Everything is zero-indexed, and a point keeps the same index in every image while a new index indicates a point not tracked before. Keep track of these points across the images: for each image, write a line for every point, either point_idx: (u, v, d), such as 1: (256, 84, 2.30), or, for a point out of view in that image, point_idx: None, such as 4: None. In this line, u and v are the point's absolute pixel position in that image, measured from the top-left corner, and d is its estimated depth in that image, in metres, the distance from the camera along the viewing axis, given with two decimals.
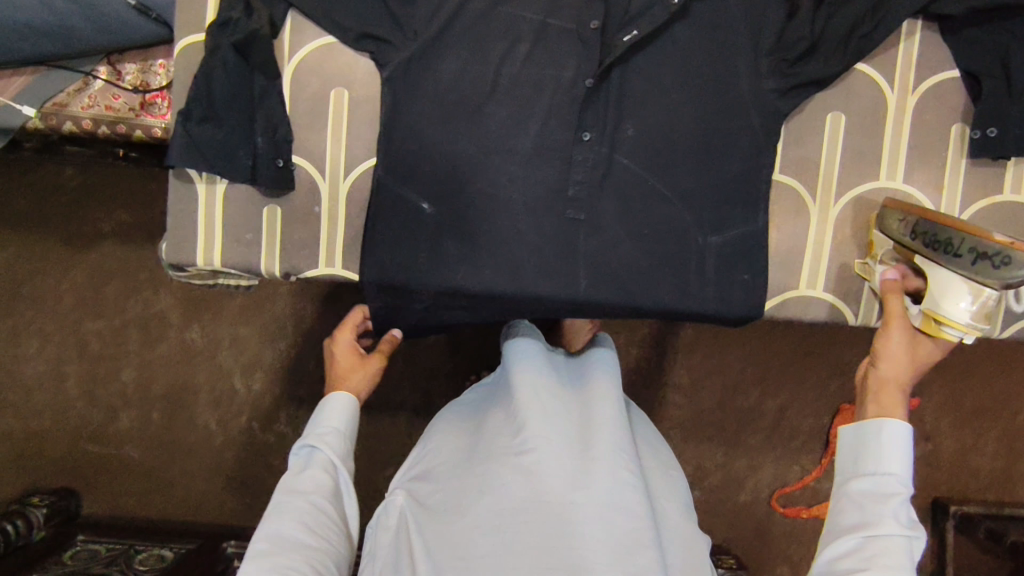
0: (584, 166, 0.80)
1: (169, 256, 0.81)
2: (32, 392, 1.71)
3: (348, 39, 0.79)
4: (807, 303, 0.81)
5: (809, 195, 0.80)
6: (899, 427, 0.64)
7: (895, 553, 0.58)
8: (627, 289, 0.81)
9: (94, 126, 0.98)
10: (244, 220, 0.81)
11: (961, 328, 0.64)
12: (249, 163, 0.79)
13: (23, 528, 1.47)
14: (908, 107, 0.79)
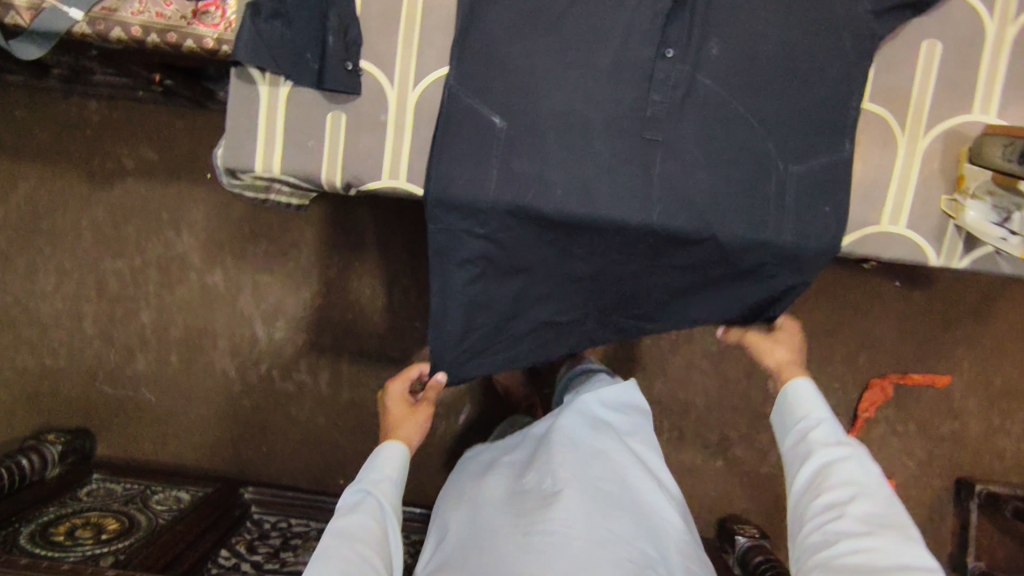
0: (665, 85, 0.76)
1: (226, 160, 0.78)
2: (47, 330, 1.67)
3: None
4: (888, 239, 0.78)
5: (897, 126, 0.77)
6: (793, 388, 0.86)
7: (828, 469, 0.76)
8: (702, 216, 0.77)
9: (144, 34, 0.93)
10: (307, 125, 0.77)
11: None
12: (318, 66, 0.75)
13: (38, 463, 1.44)
14: (1008, 38, 0.76)
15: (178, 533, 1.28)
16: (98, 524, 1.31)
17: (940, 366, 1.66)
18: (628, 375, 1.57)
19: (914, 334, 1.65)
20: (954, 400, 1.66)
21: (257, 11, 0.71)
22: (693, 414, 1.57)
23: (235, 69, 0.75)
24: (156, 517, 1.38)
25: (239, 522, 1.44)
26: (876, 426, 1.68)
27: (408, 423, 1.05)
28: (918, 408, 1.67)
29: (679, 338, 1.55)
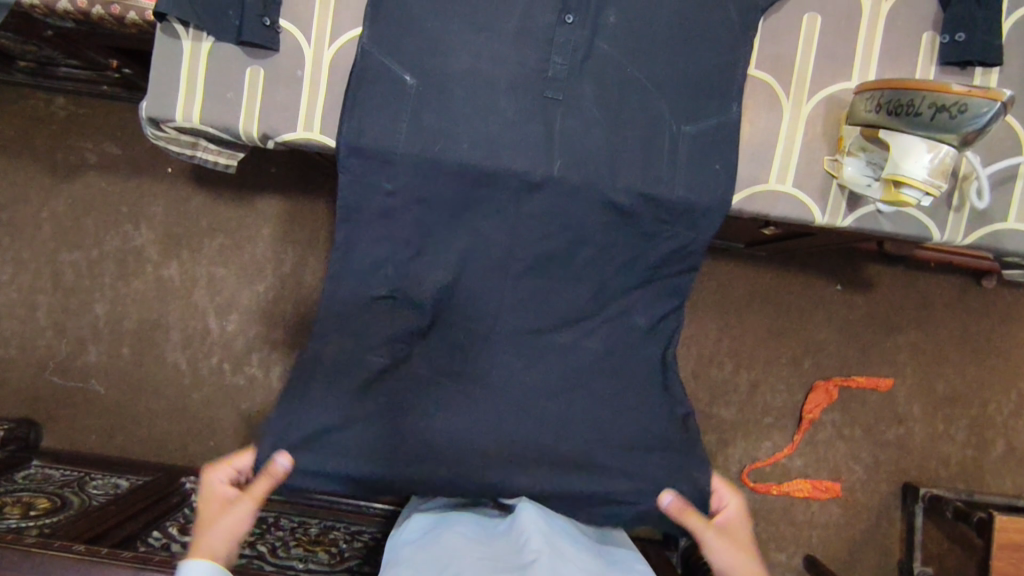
0: (565, 48, 0.81)
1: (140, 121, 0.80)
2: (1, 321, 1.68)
3: None
4: (776, 198, 0.83)
5: (783, 92, 0.83)
6: None
7: None
8: (599, 172, 0.82)
9: (89, 6, 1.00)
10: (227, 79, 0.82)
11: (920, 186, 0.67)
12: (237, 23, 0.80)
13: None
14: (882, 12, 0.82)
15: (108, 513, 1.27)
16: (29, 503, 1.30)
17: (883, 370, 1.66)
18: None
19: (856, 337, 1.66)
20: (898, 405, 1.66)
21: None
22: None
23: (161, 24, 0.81)
24: (90, 499, 1.37)
25: (176, 508, 1.42)
26: (822, 429, 1.66)
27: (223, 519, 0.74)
28: (862, 413, 1.66)
29: None
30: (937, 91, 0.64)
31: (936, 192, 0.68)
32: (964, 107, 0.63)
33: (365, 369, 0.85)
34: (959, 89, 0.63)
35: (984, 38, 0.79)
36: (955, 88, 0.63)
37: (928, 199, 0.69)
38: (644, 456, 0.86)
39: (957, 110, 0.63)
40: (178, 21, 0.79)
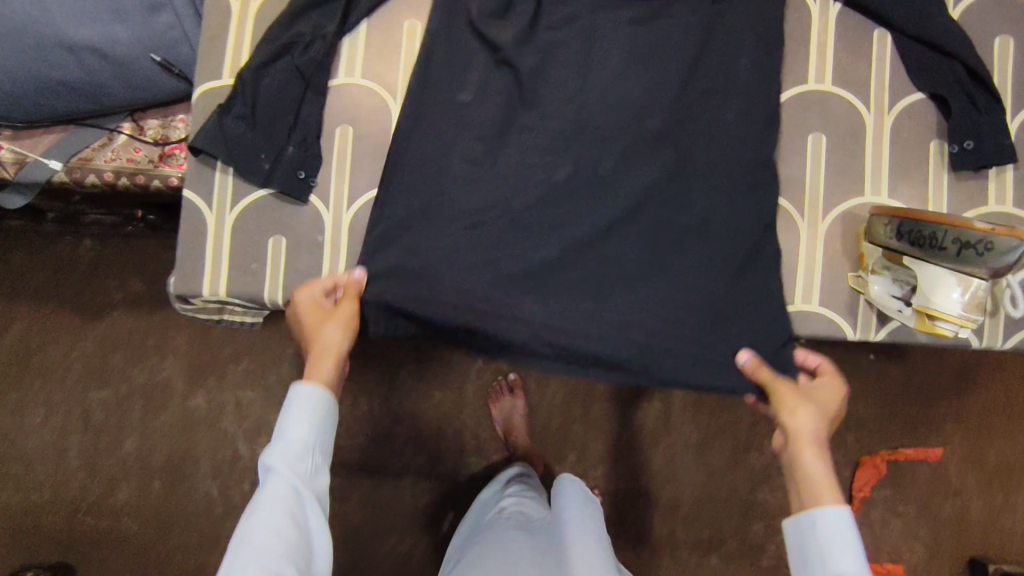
0: None
1: (273, 458, 0.65)
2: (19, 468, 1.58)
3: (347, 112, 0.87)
4: (804, 317, 0.81)
5: (798, 213, 0.82)
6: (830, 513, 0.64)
7: None
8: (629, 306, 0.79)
9: (116, 177, 1.03)
10: (251, 250, 0.84)
11: (955, 321, 0.66)
12: (267, 166, 0.83)
13: None
14: (887, 125, 0.83)
15: None
16: None
17: (930, 440, 1.48)
18: (613, 470, 1.49)
19: (899, 409, 1.49)
20: (951, 477, 1.48)
21: (229, 109, 0.83)
22: (681, 507, 1.48)
23: (190, 164, 0.85)
24: None
25: None
26: (873, 508, 1.48)
27: (328, 329, 0.74)
28: (914, 488, 1.48)
29: (657, 431, 1.50)
30: (961, 227, 0.63)
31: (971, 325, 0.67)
32: (989, 245, 0.61)
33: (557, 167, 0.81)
34: (982, 227, 0.61)
35: (995, 148, 0.79)
36: (980, 226, 0.61)
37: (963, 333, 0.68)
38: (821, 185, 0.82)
39: (983, 248, 0.62)
40: (212, 154, 0.83)
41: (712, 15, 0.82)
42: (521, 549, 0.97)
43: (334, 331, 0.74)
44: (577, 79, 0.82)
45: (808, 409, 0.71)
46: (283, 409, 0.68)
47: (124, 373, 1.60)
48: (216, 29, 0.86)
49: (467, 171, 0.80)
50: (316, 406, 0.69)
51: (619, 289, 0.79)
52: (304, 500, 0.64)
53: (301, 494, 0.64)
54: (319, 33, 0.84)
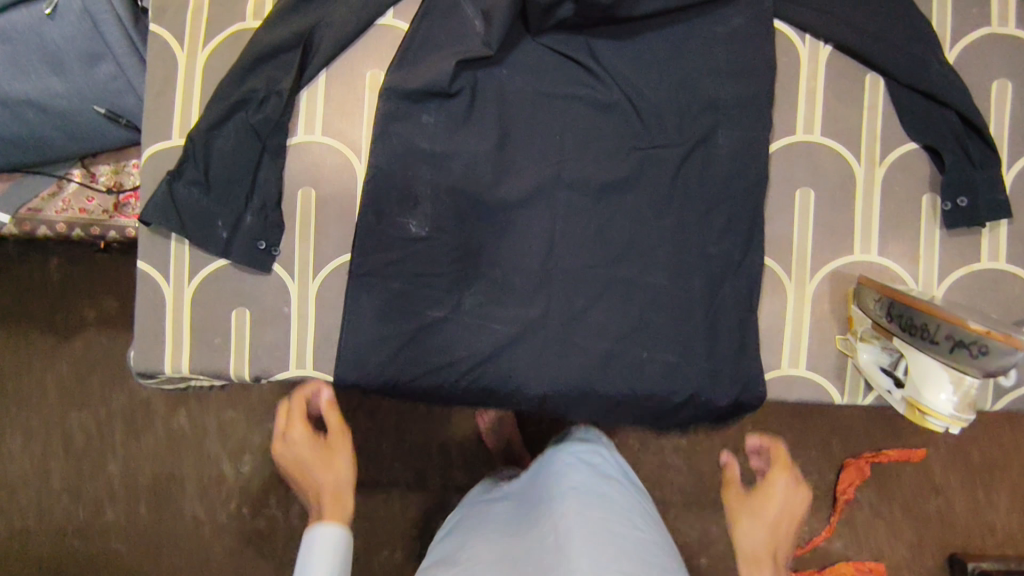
0: (558, 252, 0.79)
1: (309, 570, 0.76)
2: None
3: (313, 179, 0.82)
4: (791, 381, 0.79)
5: (785, 274, 0.80)
6: None
7: None
8: (610, 373, 0.79)
9: (69, 228, 0.98)
10: (212, 325, 0.80)
11: (945, 418, 0.63)
12: (225, 236, 0.78)
13: None
14: (877, 177, 0.79)
15: None
16: None
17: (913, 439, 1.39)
18: None
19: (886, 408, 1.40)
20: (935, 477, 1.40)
21: (179, 176, 0.77)
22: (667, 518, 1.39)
23: (144, 234, 0.80)
24: None
25: None
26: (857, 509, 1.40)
27: (340, 457, 0.87)
28: (901, 489, 1.39)
29: (645, 436, 1.36)
30: (954, 323, 0.60)
31: (963, 423, 0.63)
32: (984, 348, 0.58)
33: (534, 239, 0.79)
34: (976, 327, 0.58)
35: (988, 204, 0.76)
36: (973, 326, 0.58)
37: (955, 429, 0.64)
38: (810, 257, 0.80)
39: (976, 349, 0.59)
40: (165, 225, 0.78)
41: (697, 69, 0.79)
42: (531, 524, 0.77)
43: (346, 462, 0.87)
44: (556, 139, 0.80)
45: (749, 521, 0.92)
46: (305, 553, 0.78)
47: (100, 394, 1.40)
48: (161, 87, 0.80)
49: (451, 241, 0.79)
50: (334, 545, 0.78)
51: (606, 363, 0.79)
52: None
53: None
54: (273, 89, 0.78)
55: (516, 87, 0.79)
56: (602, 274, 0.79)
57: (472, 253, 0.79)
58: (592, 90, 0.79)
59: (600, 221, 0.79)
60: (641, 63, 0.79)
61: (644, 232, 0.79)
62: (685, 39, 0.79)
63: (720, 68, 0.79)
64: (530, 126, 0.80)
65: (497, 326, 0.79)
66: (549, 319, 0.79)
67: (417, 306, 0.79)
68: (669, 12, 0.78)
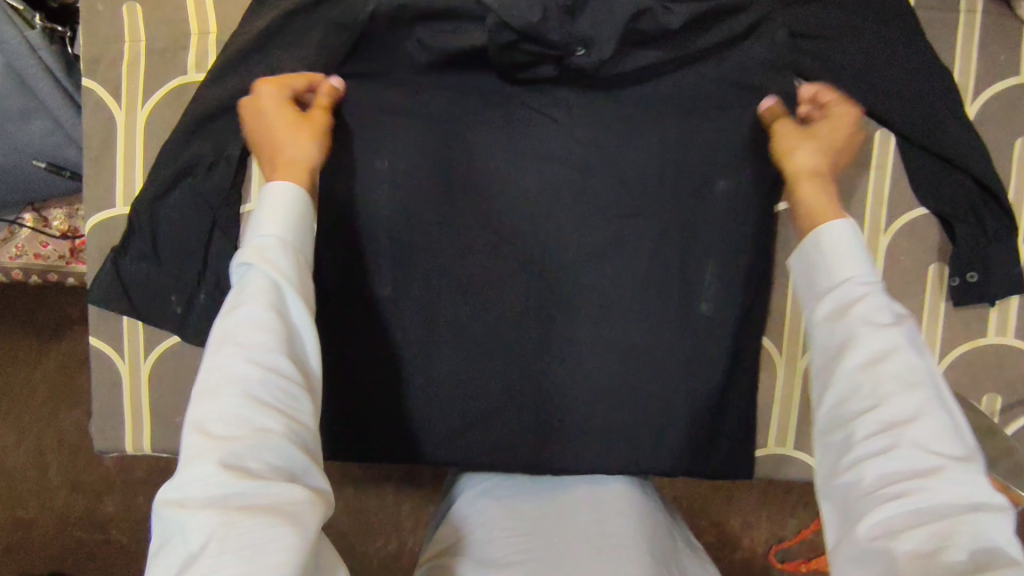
0: (532, 326, 0.74)
1: (243, 252, 0.53)
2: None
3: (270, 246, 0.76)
4: (778, 460, 0.79)
5: (775, 348, 0.77)
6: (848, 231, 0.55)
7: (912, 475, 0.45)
8: (587, 454, 0.75)
9: (26, 275, 0.93)
10: (172, 403, 0.77)
11: None
12: (179, 312, 0.73)
13: None
14: (880, 246, 0.74)
15: None
16: None
17: None
18: None
19: None
20: None
21: (126, 250, 0.72)
22: None
23: (91, 308, 0.75)
24: None
25: None
26: None
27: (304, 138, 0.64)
28: None
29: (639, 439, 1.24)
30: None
31: None
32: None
33: (507, 310, 0.73)
34: None
35: (1001, 281, 0.70)
36: None
37: None
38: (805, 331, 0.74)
39: None
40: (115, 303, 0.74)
41: (686, 125, 0.71)
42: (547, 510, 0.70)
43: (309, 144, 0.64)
44: (528, 199, 0.72)
45: (806, 150, 0.63)
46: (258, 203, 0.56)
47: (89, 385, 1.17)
48: (99, 151, 0.73)
49: (418, 314, 0.74)
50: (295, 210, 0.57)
51: (584, 443, 0.75)
52: (286, 294, 0.52)
53: (282, 283, 0.52)
54: (221, 154, 0.71)
55: (487, 142, 0.72)
56: (580, 349, 0.74)
57: (440, 327, 0.74)
58: (570, 150, 0.72)
59: (579, 292, 0.74)
60: (625, 121, 0.72)
61: (627, 302, 0.73)
62: (674, 91, 0.71)
63: (714, 126, 0.71)
64: (505, 191, 0.73)
65: (469, 404, 0.75)
66: (523, 395, 0.75)
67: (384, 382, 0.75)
68: (652, 63, 0.70)
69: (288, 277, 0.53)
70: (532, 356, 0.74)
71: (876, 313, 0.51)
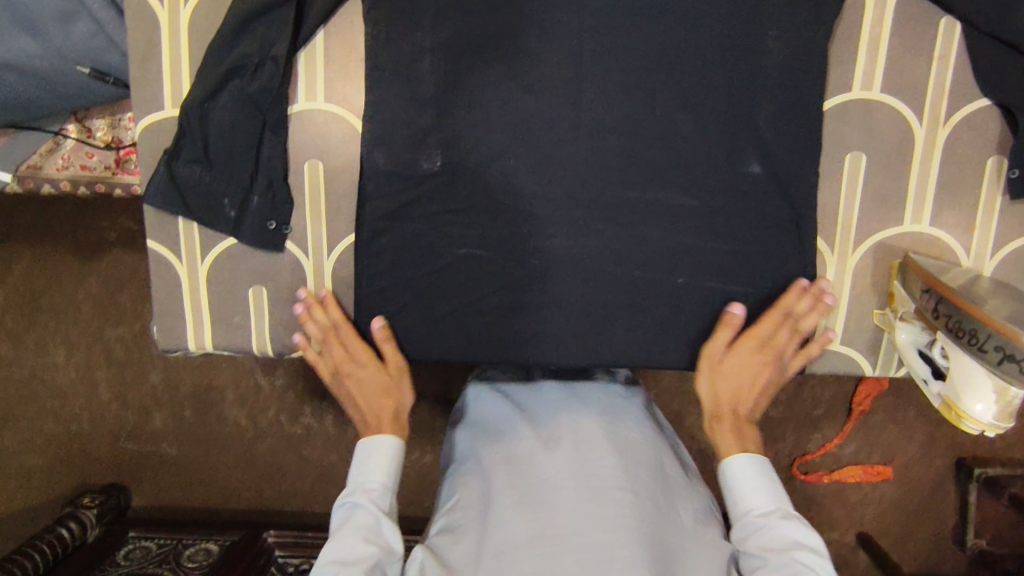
0: (582, 223, 0.75)
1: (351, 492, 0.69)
2: (6, 412, 1.19)
3: (319, 147, 0.75)
4: (822, 356, 0.77)
5: (825, 245, 0.75)
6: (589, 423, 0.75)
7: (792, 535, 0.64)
8: (635, 352, 0.76)
9: (73, 187, 0.94)
10: (231, 303, 0.79)
11: (982, 426, 0.64)
12: (233, 215, 0.75)
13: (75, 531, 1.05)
14: (939, 139, 0.72)
15: None
16: None
17: None
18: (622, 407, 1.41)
19: None
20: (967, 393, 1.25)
21: (177, 154, 0.73)
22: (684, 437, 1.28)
23: (147, 212, 0.77)
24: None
25: None
26: (869, 419, 1.15)
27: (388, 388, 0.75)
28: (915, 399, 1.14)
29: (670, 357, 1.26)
30: (1010, 339, 0.60)
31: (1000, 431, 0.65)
32: None
33: (558, 208, 0.74)
34: None
35: None
36: None
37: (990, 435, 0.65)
38: (856, 227, 0.74)
39: None
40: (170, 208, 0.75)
41: (740, 17, 0.70)
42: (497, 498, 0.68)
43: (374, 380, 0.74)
44: (578, 93, 0.72)
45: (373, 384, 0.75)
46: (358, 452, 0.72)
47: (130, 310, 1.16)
48: (145, 51, 0.73)
49: (470, 212, 0.75)
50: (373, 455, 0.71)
51: (630, 342, 0.76)
52: (381, 526, 0.67)
53: (379, 518, 0.67)
54: (266, 54, 0.70)
55: (538, 35, 0.71)
56: (628, 248, 0.75)
57: (493, 227, 0.75)
58: (622, 42, 0.71)
59: (627, 191, 0.74)
60: (681, 13, 0.71)
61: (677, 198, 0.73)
62: None
63: (767, 18, 0.70)
64: (554, 92, 0.72)
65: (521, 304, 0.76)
66: (574, 293, 0.76)
67: (437, 280, 0.76)
68: None
69: (381, 508, 0.68)
70: (583, 264, 0.75)
71: (773, 540, 0.64)
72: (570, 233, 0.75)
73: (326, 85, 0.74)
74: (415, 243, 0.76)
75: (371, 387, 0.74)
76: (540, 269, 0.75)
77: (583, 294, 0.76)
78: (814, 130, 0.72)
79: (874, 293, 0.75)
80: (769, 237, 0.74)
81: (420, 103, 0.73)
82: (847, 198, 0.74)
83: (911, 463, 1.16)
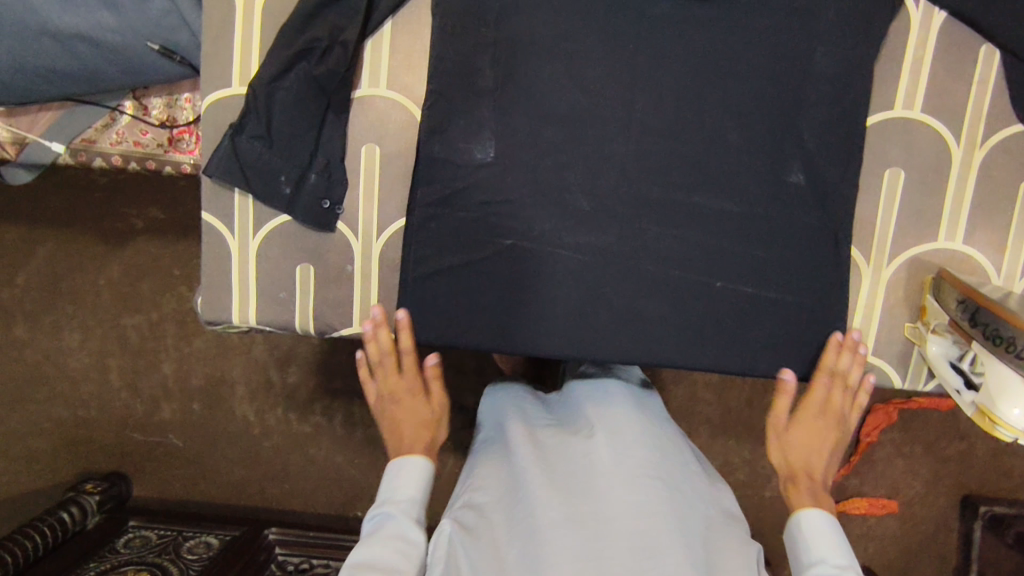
0: (626, 222, 0.77)
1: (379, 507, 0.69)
2: (11, 395, 1.18)
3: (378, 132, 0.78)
4: None
5: (862, 257, 0.77)
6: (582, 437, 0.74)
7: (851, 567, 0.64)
8: (671, 350, 0.77)
9: (125, 162, 0.95)
10: (278, 279, 0.81)
11: (1016, 431, 0.66)
12: (289, 192, 0.77)
13: (78, 515, 1.04)
14: (975, 160, 0.75)
15: None
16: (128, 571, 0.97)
17: None
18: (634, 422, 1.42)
19: None
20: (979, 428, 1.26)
21: (242, 129, 0.75)
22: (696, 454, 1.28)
23: (205, 184, 0.79)
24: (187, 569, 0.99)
25: None
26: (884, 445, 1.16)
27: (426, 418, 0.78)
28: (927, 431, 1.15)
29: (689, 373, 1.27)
30: None
31: None
32: None
33: (604, 205, 0.77)
34: None
35: None
36: None
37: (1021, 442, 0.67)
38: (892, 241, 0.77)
39: None
40: (228, 182, 0.77)
41: (791, 33, 0.74)
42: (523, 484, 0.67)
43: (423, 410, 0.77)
44: (631, 97, 0.75)
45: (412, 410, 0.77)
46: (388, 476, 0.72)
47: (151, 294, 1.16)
48: (220, 30, 0.76)
49: (518, 205, 0.77)
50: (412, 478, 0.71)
51: (666, 342, 0.77)
52: (409, 531, 0.67)
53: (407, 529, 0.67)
54: (337, 39, 0.73)
55: (596, 39, 0.75)
56: (669, 249, 0.77)
57: (540, 220, 0.77)
58: (677, 51, 0.74)
59: (671, 194, 0.76)
60: (734, 27, 0.74)
61: (720, 203, 0.76)
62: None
63: (817, 35, 0.74)
64: (608, 93, 0.75)
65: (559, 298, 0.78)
66: (614, 289, 0.77)
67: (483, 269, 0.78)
68: None
69: (409, 518, 0.69)
70: (625, 261, 0.77)
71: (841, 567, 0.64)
72: (615, 230, 0.77)
73: (390, 73, 0.77)
74: (463, 230, 0.78)
75: (415, 418, 0.76)
76: (582, 265, 0.77)
77: (623, 290, 0.78)
78: (857, 145, 0.75)
79: (906, 306, 0.78)
80: (808, 245, 0.76)
81: (478, 96, 0.76)
82: (884, 212, 0.77)
83: (922, 493, 1.16)
